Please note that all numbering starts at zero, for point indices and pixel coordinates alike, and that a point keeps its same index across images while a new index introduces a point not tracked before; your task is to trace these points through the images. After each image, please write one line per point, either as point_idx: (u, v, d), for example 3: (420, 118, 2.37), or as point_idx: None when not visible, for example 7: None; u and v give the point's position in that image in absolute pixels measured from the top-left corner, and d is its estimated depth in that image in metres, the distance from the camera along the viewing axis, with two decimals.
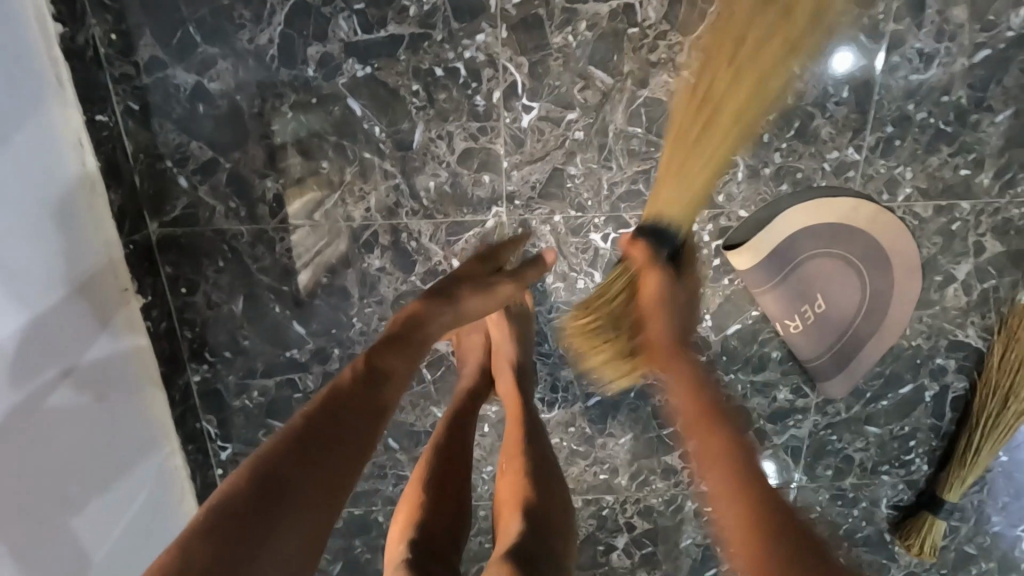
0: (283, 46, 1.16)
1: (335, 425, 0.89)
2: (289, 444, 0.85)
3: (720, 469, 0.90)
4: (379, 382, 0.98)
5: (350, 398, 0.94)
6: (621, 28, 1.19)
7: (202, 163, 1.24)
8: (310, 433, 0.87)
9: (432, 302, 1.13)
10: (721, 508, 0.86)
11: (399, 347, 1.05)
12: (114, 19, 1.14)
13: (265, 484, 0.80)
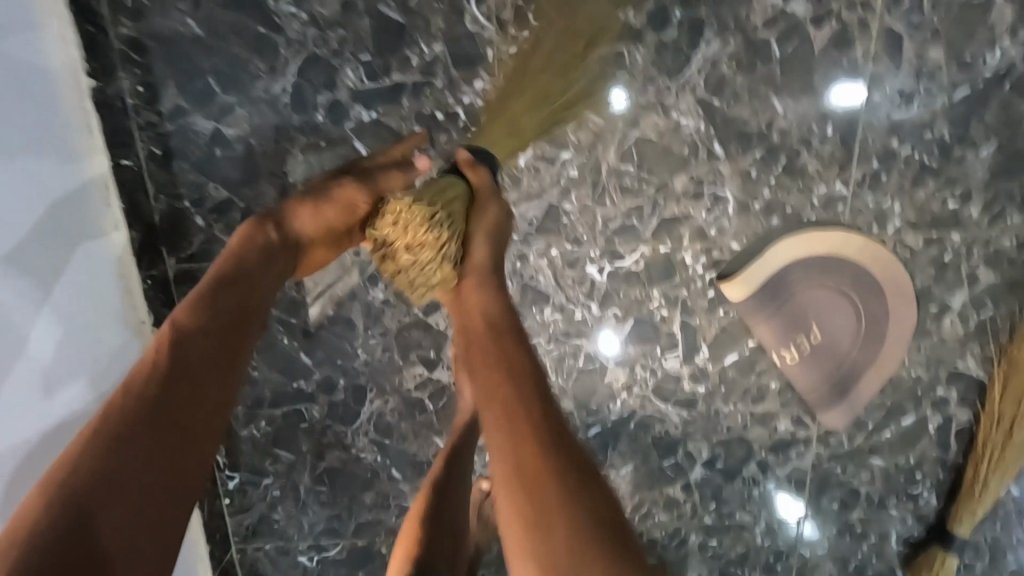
0: (295, 94, 1.25)
1: (170, 385, 0.86)
2: (101, 421, 0.81)
3: (510, 452, 0.81)
4: (217, 324, 0.95)
5: (180, 350, 0.90)
6: (612, 72, 1.26)
7: (217, 203, 1.31)
8: (132, 407, 0.83)
9: (268, 240, 1.09)
10: (514, 513, 0.77)
11: (236, 291, 1.00)
12: (141, 72, 1.22)
13: (86, 475, 0.76)
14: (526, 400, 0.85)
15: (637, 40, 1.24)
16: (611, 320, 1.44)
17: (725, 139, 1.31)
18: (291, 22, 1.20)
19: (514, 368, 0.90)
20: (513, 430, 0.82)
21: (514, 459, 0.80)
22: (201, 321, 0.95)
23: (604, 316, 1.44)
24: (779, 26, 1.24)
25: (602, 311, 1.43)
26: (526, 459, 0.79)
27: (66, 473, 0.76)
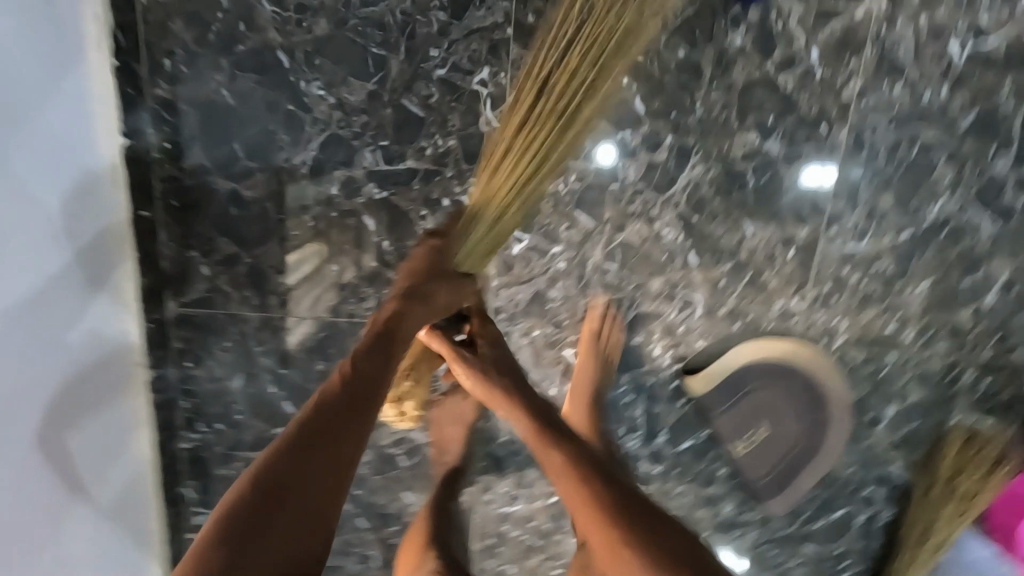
0: (314, 167, 1.34)
1: (299, 459, 1.03)
2: (264, 467, 1.03)
3: (589, 522, 1.09)
4: (335, 402, 1.11)
5: (310, 430, 1.07)
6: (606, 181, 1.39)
7: (226, 255, 1.38)
8: (280, 471, 1.02)
9: (376, 330, 1.23)
10: (606, 554, 1.06)
11: (349, 377, 1.15)
12: (169, 130, 1.29)
13: (262, 503, 0.99)
14: (585, 487, 1.12)
15: (631, 156, 1.38)
16: None
17: (700, 250, 1.45)
18: (319, 103, 1.30)
19: (565, 460, 1.17)
20: (586, 499, 1.11)
21: (593, 520, 1.09)
22: (327, 407, 1.10)
23: None
24: (756, 160, 1.39)
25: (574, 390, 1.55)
26: (603, 527, 1.07)
27: (246, 505, 0.99)
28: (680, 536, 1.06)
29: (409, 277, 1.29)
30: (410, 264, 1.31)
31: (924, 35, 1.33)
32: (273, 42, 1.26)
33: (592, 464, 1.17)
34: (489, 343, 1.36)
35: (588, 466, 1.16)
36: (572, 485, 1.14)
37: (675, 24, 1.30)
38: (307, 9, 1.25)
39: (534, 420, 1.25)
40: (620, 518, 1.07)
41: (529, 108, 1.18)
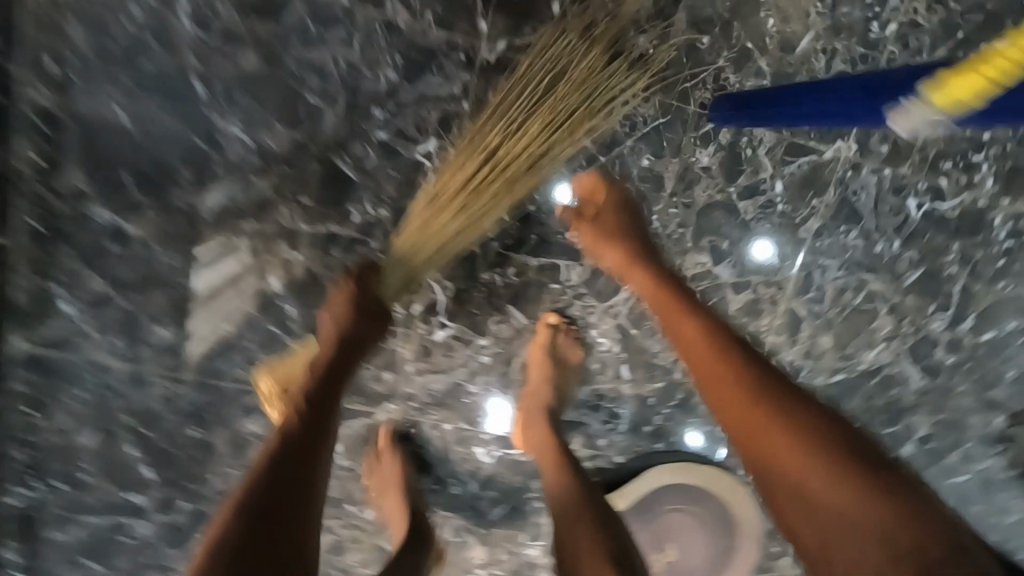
0: (217, 214, 1.16)
1: (266, 496, 0.93)
2: (244, 495, 0.93)
3: (743, 417, 0.90)
4: (303, 425, 1.01)
5: (278, 463, 0.96)
6: (547, 279, 1.28)
7: (96, 295, 1.17)
8: (254, 505, 0.92)
9: (330, 336, 1.08)
10: (787, 507, 0.85)
11: (315, 393, 1.04)
12: (44, 143, 1.08)
13: (248, 535, 0.89)
14: (730, 387, 0.93)
15: (577, 258, 1.27)
16: (485, 501, 1.41)
17: (633, 364, 1.36)
18: (233, 143, 1.12)
19: (715, 370, 0.95)
20: (735, 406, 0.92)
21: (747, 405, 0.90)
22: (292, 437, 0.99)
23: (479, 495, 1.41)
24: (704, 282, 1.32)
25: (480, 491, 1.40)
26: (762, 417, 0.88)
27: (230, 536, 0.89)
28: (889, 501, 0.78)
29: (354, 288, 1.09)
30: (340, 294, 1.09)
31: (884, 188, 1.30)
32: (188, 66, 1.08)
33: (731, 353, 0.96)
34: (608, 227, 1.15)
35: (726, 339, 0.98)
36: (716, 387, 0.95)
37: (643, 130, 1.21)
38: (235, 37, 1.08)
39: (683, 336, 1.01)
40: (775, 398, 0.89)
41: (462, 176, 1.10)
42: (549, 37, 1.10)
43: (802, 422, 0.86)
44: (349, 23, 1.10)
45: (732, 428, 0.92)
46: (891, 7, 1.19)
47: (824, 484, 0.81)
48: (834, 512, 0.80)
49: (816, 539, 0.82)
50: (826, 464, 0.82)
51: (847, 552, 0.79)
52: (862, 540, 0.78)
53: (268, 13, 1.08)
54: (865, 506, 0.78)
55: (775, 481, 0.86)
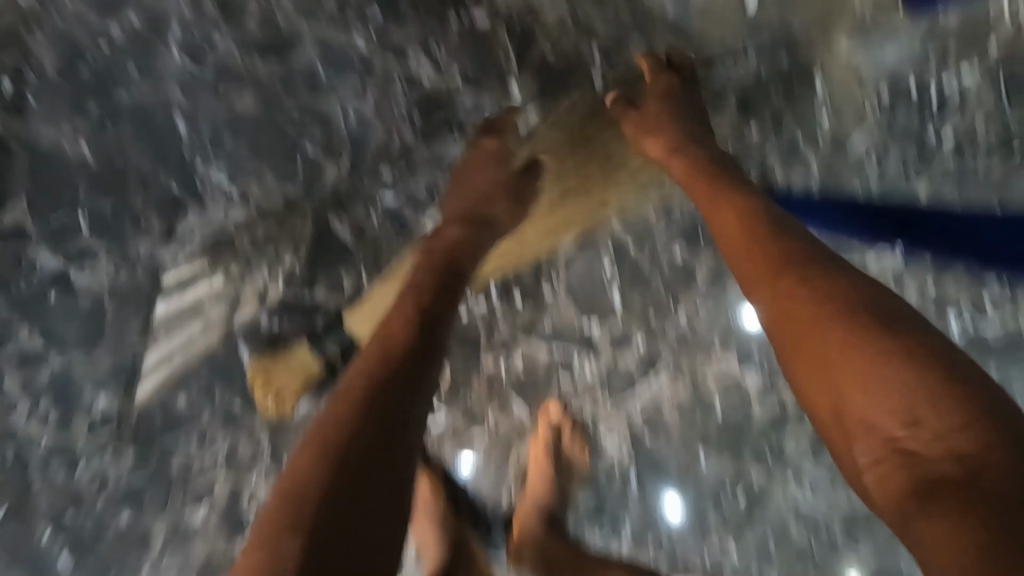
0: (186, 269, 1.01)
1: (389, 384, 0.70)
2: (301, 484, 0.62)
3: (786, 295, 0.65)
4: (394, 364, 0.72)
5: (384, 362, 0.72)
6: (555, 369, 1.15)
7: (25, 351, 0.99)
8: (370, 420, 0.67)
9: (431, 272, 0.85)
10: (801, 363, 0.62)
11: (406, 344, 0.74)
12: None
13: (331, 519, 0.60)
14: (759, 241, 0.70)
15: (590, 351, 1.14)
16: None
17: (640, 469, 1.22)
18: (215, 194, 0.98)
19: (760, 239, 0.70)
20: (780, 287, 0.65)
21: (789, 280, 0.65)
22: (368, 378, 0.70)
23: None
24: (728, 387, 1.17)
25: None
26: (787, 287, 0.65)
27: (296, 547, 0.57)
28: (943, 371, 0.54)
29: (475, 212, 0.90)
30: (476, 171, 0.92)
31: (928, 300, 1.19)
32: (170, 102, 0.92)
33: (753, 219, 0.72)
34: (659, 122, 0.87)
35: (776, 221, 0.72)
36: (751, 265, 0.69)
37: (679, 220, 1.07)
38: (229, 74, 0.92)
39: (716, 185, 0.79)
40: (848, 290, 0.62)
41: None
42: (577, 135, 0.97)
43: (836, 290, 0.63)
44: (364, 70, 0.93)
45: (763, 309, 0.68)
46: (955, 111, 1.08)
47: (884, 405, 0.55)
48: (877, 397, 0.56)
49: (857, 416, 0.57)
50: (928, 375, 0.54)
51: (865, 447, 0.56)
52: (915, 437, 0.53)
53: (273, 50, 0.91)
54: (956, 418, 0.52)
55: (802, 348, 0.62)
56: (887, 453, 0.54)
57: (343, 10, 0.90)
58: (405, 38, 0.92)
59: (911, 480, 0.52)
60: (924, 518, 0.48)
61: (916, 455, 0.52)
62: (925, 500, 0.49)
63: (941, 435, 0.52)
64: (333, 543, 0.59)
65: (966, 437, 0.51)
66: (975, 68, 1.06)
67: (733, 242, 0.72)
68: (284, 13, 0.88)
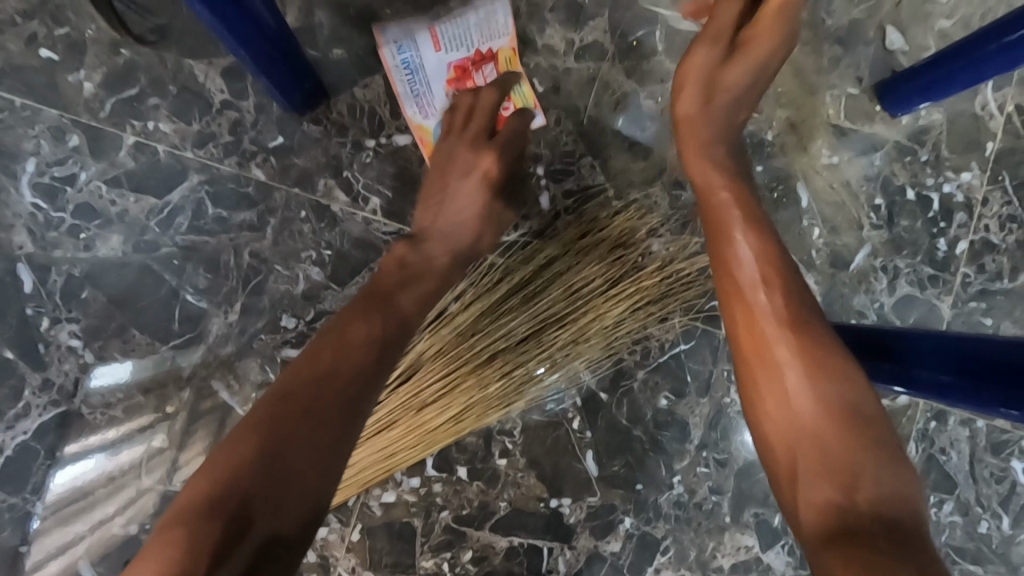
0: (13, 460, 0.75)
1: (329, 393, 0.57)
2: (218, 476, 0.50)
3: (775, 324, 0.60)
4: (349, 374, 0.59)
5: (336, 381, 0.58)
6: (522, 567, 0.84)
7: None
8: (320, 431, 0.55)
9: (416, 286, 0.70)
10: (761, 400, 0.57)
11: (357, 352, 0.61)
12: None
13: (242, 519, 0.48)
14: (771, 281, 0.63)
15: (568, 538, 0.85)
16: None
17: None
18: (61, 359, 0.76)
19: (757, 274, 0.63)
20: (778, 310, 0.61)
21: (769, 322, 0.60)
22: (305, 385, 0.57)
23: None
24: None
25: None
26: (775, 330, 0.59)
27: (213, 536, 0.46)
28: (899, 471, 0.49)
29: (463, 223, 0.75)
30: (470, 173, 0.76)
31: (979, 446, 0.96)
32: (17, 251, 0.76)
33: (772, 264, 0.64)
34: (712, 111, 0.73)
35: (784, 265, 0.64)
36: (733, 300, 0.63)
37: (659, 361, 0.87)
38: (96, 216, 0.77)
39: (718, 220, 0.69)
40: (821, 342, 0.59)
41: (370, 430, 0.78)
42: (533, 265, 0.81)
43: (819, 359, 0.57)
44: (264, 205, 0.80)
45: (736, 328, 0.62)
46: (960, 221, 0.94)
47: (826, 451, 0.51)
48: (833, 434, 0.52)
49: (803, 432, 0.53)
50: (883, 452, 0.50)
51: (811, 479, 0.51)
52: (862, 484, 0.49)
53: (151, 185, 0.78)
54: (880, 484, 0.49)
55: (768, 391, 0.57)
56: (827, 505, 0.49)
57: (237, 140, 0.80)
58: (311, 166, 0.81)
59: (838, 528, 0.47)
60: (848, 550, 0.45)
61: (852, 509, 0.48)
62: (839, 545, 0.46)
63: (878, 484, 0.49)
64: (250, 532, 0.48)
65: (882, 485, 0.48)
66: (970, 173, 0.94)
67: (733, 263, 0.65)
68: (165, 144, 0.78)
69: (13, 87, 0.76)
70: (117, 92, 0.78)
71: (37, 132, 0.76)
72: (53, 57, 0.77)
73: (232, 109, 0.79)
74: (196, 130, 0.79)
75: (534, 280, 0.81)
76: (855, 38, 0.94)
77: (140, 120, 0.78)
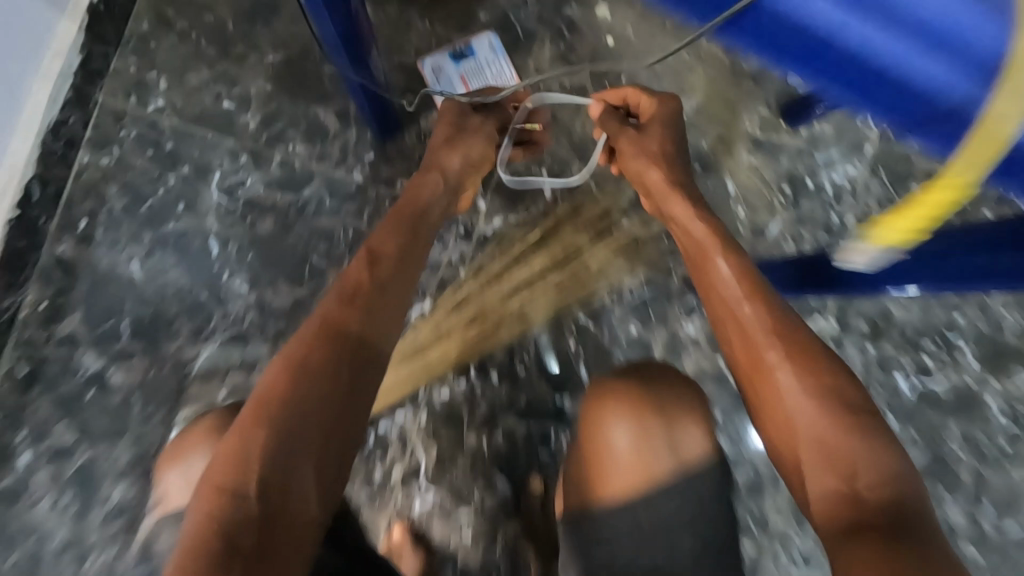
0: (206, 364, 1.15)
1: (324, 378, 0.75)
2: (246, 448, 0.67)
3: (775, 348, 0.78)
4: (330, 376, 0.76)
5: (333, 376, 0.76)
6: (538, 444, 1.21)
7: (58, 446, 1.11)
8: (321, 419, 0.72)
9: (388, 267, 0.92)
10: (770, 417, 0.76)
11: (343, 339, 0.80)
12: (55, 291, 1.14)
13: (275, 490, 0.65)
14: (760, 321, 0.82)
15: (568, 424, 1.21)
16: None
17: None
18: (234, 298, 1.17)
19: (741, 294, 0.85)
20: (760, 324, 0.82)
21: (757, 342, 0.80)
22: (308, 370, 0.75)
23: None
24: None
25: None
26: (764, 340, 0.80)
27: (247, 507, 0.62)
28: (888, 451, 0.67)
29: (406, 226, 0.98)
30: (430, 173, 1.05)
31: (870, 362, 1.33)
32: (208, 229, 1.18)
33: (757, 300, 0.84)
34: (636, 150, 1.06)
35: (758, 283, 0.87)
36: (727, 313, 0.86)
37: (631, 299, 1.24)
38: (257, 206, 1.19)
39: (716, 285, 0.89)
40: (810, 351, 0.77)
41: (437, 334, 1.24)
42: (537, 233, 1.27)
43: (811, 375, 0.75)
44: (361, 197, 1.21)
45: (733, 343, 0.84)
46: (848, 200, 1.31)
47: (834, 451, 0.68)
48: (829, 435, 0.69)
49: (804, 438, 0.71)
50: (870, 445, 0.68)
51: (817, 475, 0.68)
52: (860, 475, 0.65)
53: (290, 186, 1.20)
54: (869, 466, 0.66)
55: (781, 422, 0.74)
56: (835, 493, 0.66)
57: (345, 156, 1.22)
58: (392, 171, 1.22)
59: (847, 516, 0.63)
60: (857, 542, 0.60)
61: (856, 497, 0.64)
62: (855, 536, 0.60)
63: (874, 474, 0.65)
64: (284, 489, 0.66)
65: (883, 478, 0.65)
66: (853, 166, 1.32)
67: (732, 315, 0.85)
68: (300, 160, 1.20)
69: (206, 126, 1.19)
70: (269, 127, 1.20)
71: (221, 153, 1.19)
72: (230, 106, 1.20)
73: (342, 137, 1.22)
74: (319, 150, 1.21)
75: (538, 241, 1.27)
76: (765, 76, 1.34)
77: (284, 145, 1.20)
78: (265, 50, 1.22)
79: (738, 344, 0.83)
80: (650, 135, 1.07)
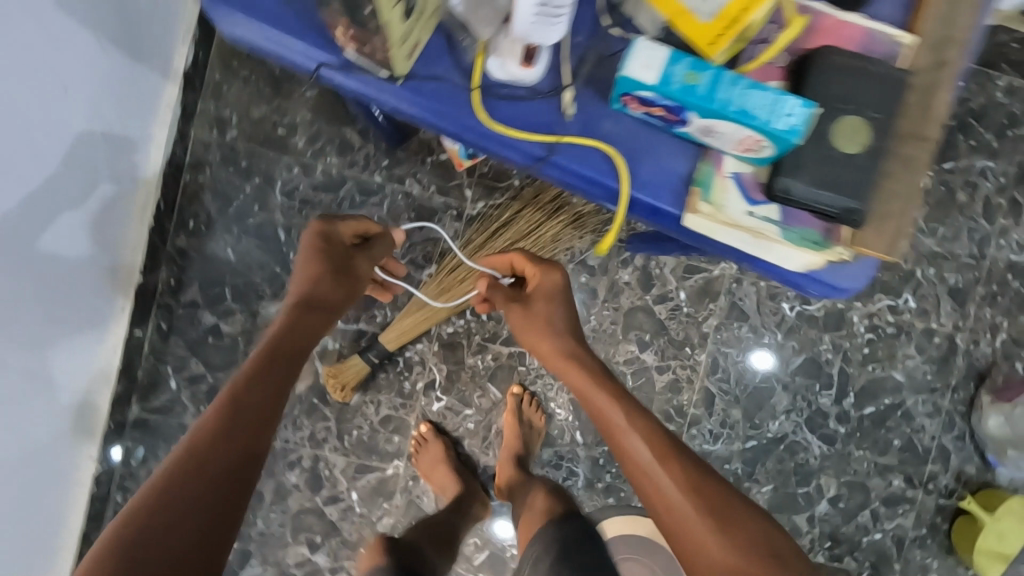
0: None
1: (218, 458, 0.87)
2: (145, 530, 0.79)
3: (705, 513, 0.91)
4: (225, 457, 0.87)
5: (224, 458, 0.87)
6: (517, 361, 1.72)
7: (194, 374, 1.66)
8: (212, 502, 0.84)
9: (288, 348, 1.05)
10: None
11: (240, 416, 0.92)
12: (178, 271, 1.66)
13: (164, 555, 0.79)
14: (673, 481, 0.94)
15: None
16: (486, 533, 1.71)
17: (584, 431, 1.73)
18: None
19: (650, 457, 0.97)
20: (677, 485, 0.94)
21: (691, 498, 0.93)
22: (205, 450, 0.87)
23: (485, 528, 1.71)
24: None
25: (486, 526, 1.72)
26: (689, 506, 0.92)
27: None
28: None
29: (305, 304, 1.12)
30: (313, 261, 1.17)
31: (762, 294, 1.80)
32: (276, 222, 1.67)
33: (663, 452, 0.97)
34: (526, 325, 1.16)
35: (665, 443, 0.98)
36: (647, 480, 0.96)
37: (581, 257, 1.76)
38: (308, 203, 1.67)
39: (632, 455, 0.98)
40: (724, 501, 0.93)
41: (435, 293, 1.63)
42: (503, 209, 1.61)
43: (735, 527, 0.91)
44: (382, 192, 1.67)
45: (650, 491, 0.96)
46: None
47: None
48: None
49: None
50: None
51: None
52: None
53: (330, 187, 1.67)
54: None
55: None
56: None
57: (367, 163, 1.67)
58: (402, 172, 1.68)
59: None
60: None
61: None
62: None
63: None
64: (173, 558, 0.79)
65: None
66: None
67: (654, 482, 0.95)
68: (336, 168, 1.67)
69: (268, 147, 1.66)
70: (313, 145, 1.67)
71: (280, 167, 1.66)
72: (283, 131, 1.66)
73: (364, 149, 1.67)
74: (349, 160, 1.67)
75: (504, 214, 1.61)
76: None
77: (324, 158, 1.67)
78: (305, 88, 1.66)
79: (666, 516, 0.93)
80: (537, 310, 1.16)
